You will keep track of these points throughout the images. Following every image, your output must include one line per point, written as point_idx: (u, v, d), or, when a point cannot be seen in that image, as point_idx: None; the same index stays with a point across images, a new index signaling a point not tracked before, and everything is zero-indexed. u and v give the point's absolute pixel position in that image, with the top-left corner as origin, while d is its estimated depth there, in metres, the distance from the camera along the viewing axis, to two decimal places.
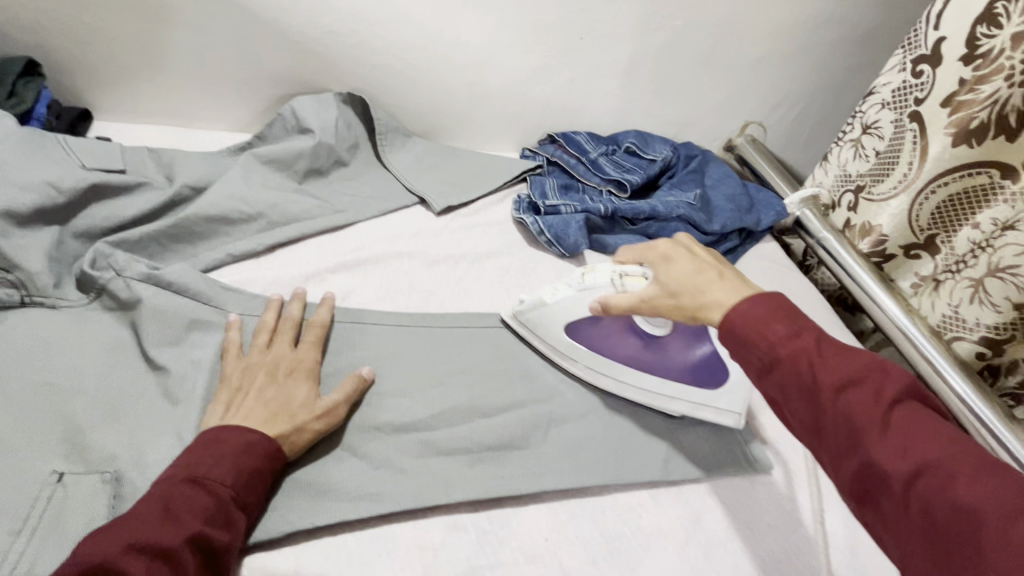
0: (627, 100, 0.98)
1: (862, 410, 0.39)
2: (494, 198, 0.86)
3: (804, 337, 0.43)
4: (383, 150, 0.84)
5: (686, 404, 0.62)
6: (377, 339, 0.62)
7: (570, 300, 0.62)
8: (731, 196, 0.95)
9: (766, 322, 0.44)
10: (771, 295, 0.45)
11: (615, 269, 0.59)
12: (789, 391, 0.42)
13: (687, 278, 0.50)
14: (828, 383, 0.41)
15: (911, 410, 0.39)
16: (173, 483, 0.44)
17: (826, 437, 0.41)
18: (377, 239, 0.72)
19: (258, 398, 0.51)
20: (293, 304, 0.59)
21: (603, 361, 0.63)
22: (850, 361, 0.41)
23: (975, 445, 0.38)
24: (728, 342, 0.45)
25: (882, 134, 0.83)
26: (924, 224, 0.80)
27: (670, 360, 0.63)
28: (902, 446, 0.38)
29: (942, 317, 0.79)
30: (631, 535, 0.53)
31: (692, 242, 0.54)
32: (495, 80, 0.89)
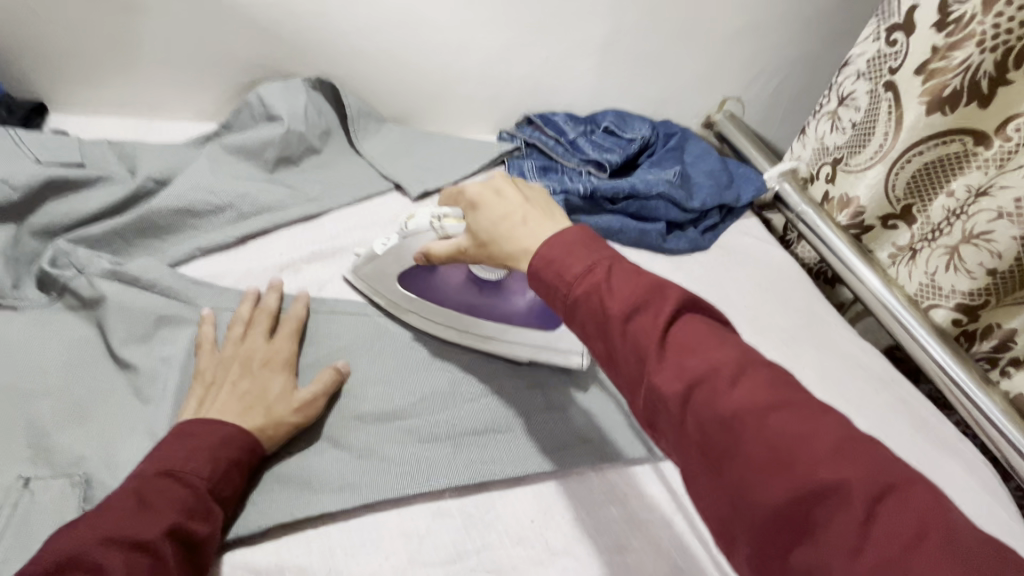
0: (603, 78, 0.97)
1: (643, 334, 0.38)
2: (471, 181, 0.84)
3: (597, 269, 0.41)
4: (356, 136, 0.82)
5: (527, 349, 0.61)
6: (354, 330, 0.61)
7: (395, 248, 0.59)
8: (710, 173, 0.95)
9: (564, 261, 0.42)
10: (572, 232, 0.44)
11: (431, 213, 0.56)
12: (586, 325, 0.41)
13: (492, 224, 0.48)
14: (615, 312, 0.39)
15: (689, 326, 0.38)
16: (144, 478, 0.43)
17: (617, 367, 0.40)
18: (353, 228, 0.71)
19: (232, 391, 0.51)
20: (270, 295, 0.58)
21: (439, 308, 0.62)
22: (637, 285, 0.40)
23: (745, 347, 0.37)
24: (540, 284, 0.44)
25: (858, 105, 0.84)
26: (900, 193, 0.81)
27: (507, 303, 0.62)
28: (677, 365, 0.37)
29: (919, 287, 0.79)
30: (617, 513, 0.53)
31: (503, 181, 0.50)
32: (468, 61, 0.87)
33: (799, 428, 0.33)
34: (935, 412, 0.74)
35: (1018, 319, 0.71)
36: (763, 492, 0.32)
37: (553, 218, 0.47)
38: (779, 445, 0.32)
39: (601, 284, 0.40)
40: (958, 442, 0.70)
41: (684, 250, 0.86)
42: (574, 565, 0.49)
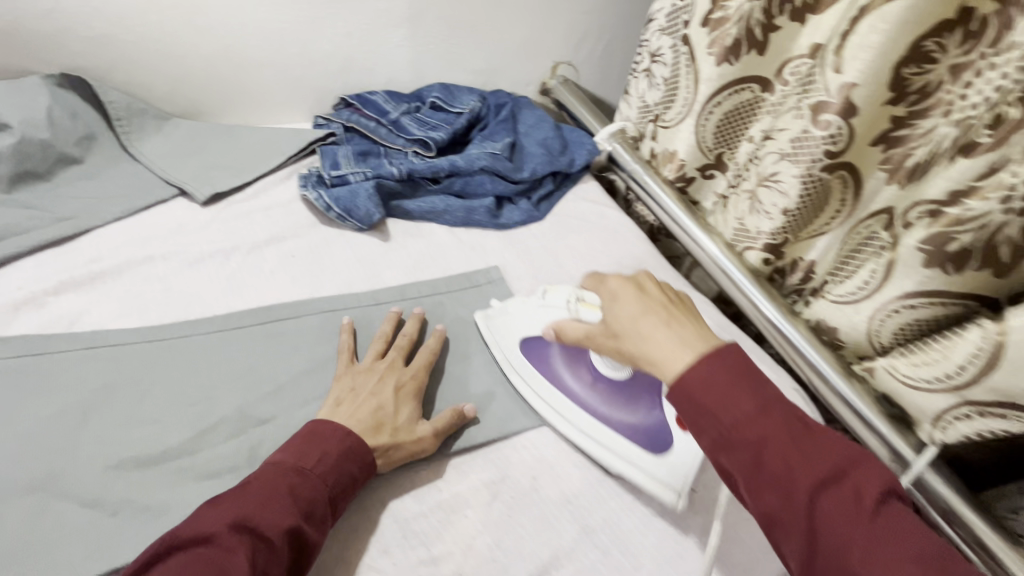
0: (418, 50, 0.91)
1: (840, 514, 0.38)
2: (277, 177, 0.76)
3: (766, 417, 0.41)
4: (128, 139, 0.71)
5: (622, 463, 0.55)
6: (113, 363, 0.52)
7: (529, 309, 0.63)
8: (543, 141, 0.93)
9: (732, 401, 0.42)
10: (726, 355, 0.43)
11: (574, 294, 0.60)
12: (760, 481, 0.40)
13: (632, 321, 0.49)
14: (805, 483, 0.39)
15: (890, 513, 0.39)
16: (280, 469, 0.45)
17: (794, 531, 0.39)
18: (122, 246, 0.62)
19: (368, 405, 0.52)
20: (410, 323, 0.61)
21: (547, 387, 0.60)
22: (825, 454, 0.40)
23: (939, 545, 0.38)
24: (686, 408, 0.43)
25: (665, 60, 0.85)
26: (710, 143, 0.83)
27: (615, 406, 0.58)
28: (888, 562, 0.37)
29: (735, 232, 0.83)
30: (428, 514, 0.50)
31: (649, 282, 0.52)
32: (257, 41, 0.79)
33: None
34: (755, 349, 0.78)
35: (813, 251, 0.75)
36: None
37: (702, 331, 0.47)
38: None
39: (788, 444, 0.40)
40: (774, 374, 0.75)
41: (519, 222, 0.83)
42: None
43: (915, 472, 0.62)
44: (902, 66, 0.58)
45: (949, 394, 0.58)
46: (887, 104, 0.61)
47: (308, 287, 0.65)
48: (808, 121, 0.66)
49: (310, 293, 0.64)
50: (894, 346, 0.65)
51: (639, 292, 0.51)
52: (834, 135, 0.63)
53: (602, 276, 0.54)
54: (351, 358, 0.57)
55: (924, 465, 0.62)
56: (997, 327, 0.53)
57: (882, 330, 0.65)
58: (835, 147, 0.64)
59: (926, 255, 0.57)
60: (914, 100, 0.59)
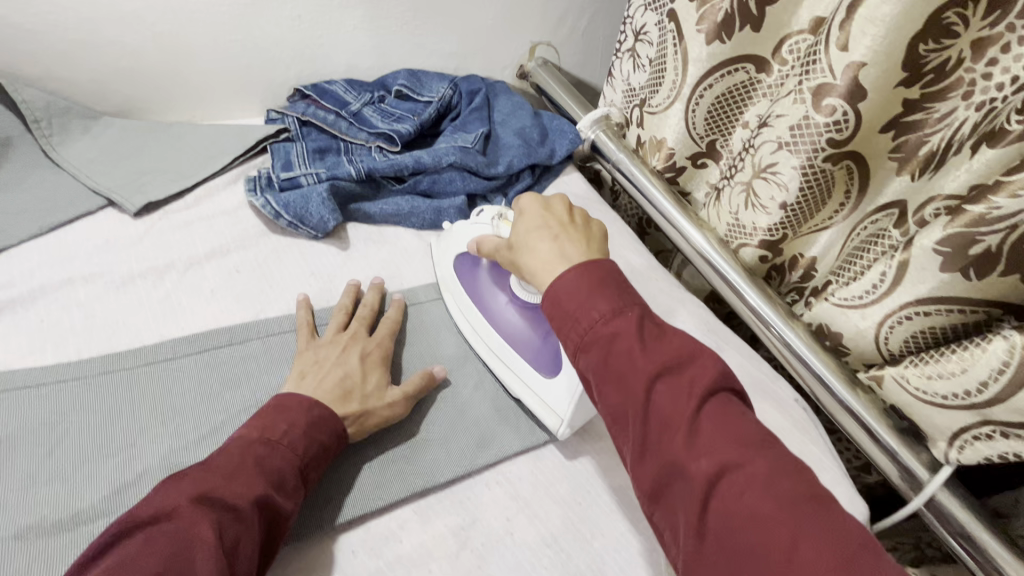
0: (380, 33, 0.83)
1: (670, 402, 0.37)
2: (222, 180, 0.68)
3: (625, 316, 0.41)
4: (50, 144, 0.64)
5: (519, 383, 0.56)
6: (21, 409, 0.45)
7: (465, 225, 0.63)
8: (519, 131, 0.86)
9: (590, 300, 0.41)
10: (597, 267, 0.43)
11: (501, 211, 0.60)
12: (605, 376, 0.39)
13: (527, 234, 0.49)
14: (643, 372, 0.38)
15: (721, 407, 0.37)
16: (246, 440, 0.42)
17: (629, 423, 0.38)
18: (37, 268, 0.54)
19: (333, 376, 0.50)
20: (370, 293, 0.60)
21: (468, 305, 0.61)
22: (669, 351, 0.39)
23: (771, 442, 0.36)
24: (550, 312, 0.43)
25: (650, 39, 0.78)
26: (701, 131, 0.76)
27: (523, 327, 0.58)
28: (703, 444, 0.36)
29: (728, 227, 0.76)
30: (386, 570, 0.44)
31: (558, 202, 0.51)
32: (193, 28, 0.70)
33: (820, 544, 0.31)
34: (752, 355, 0.72)
35: (815, 248, 0.69)
36: None
37: (591, 249, 0.47)
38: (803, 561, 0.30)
39: (632, 335, 0.39)
40: (772, 382, 0.69)
41: None
42: None
43: (928, 493, 0.57)
44: (918, 42, 0.50)
45: (967, 412, 0.52)
46: (900, 86, 0.53)
47: (254, 306, 0.58)
48: (809, 107, 0.58)
49: (256, 313, 0.57)
50: (904, 355, 0.59)
51: (545, 210, 0.51)
52: (838, 122, 0.56)
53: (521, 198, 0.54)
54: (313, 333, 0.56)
55: (939, 484, 0.57)
56: None
57: (891, 338, 0.59)
58: (838, 136, 0.57)
59: (944, 258, 0.50)
60: (929, 80, 0.52)
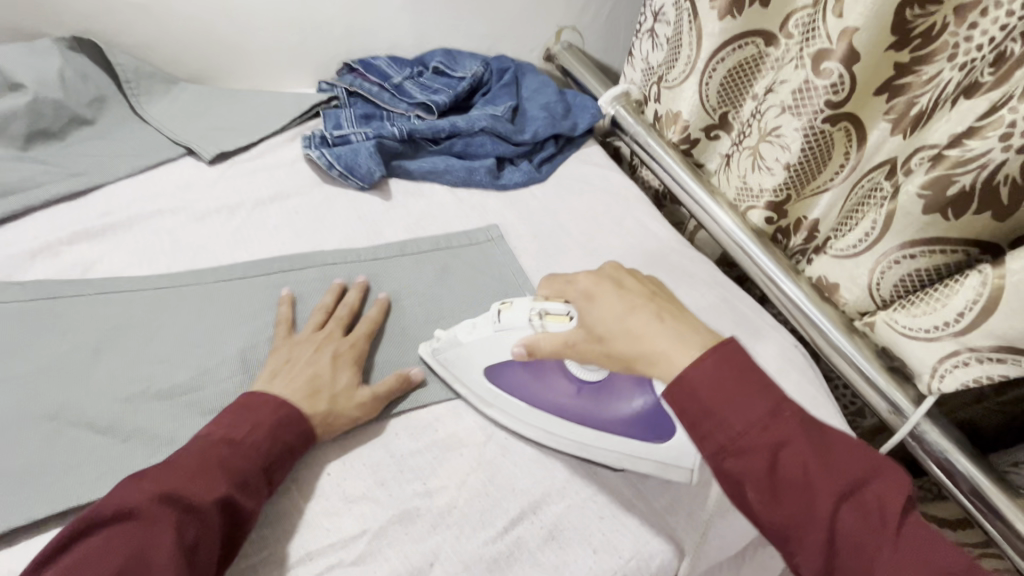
0: (420, 14, 0.91)
1: (861, 526, 0.37)
2: (281, 138, 0.77)
3: (785, 425, 0.39)
4: (137, 102, 0.73)
5: (626, 462, 0.51)
6: (124, 306, 0.54)
7: (487, 339, 0.54)
8: (545, 104, 0.93)
9: (745, 406, 0.40)
10: (732, 356, 0.41)
11: (533, 307, 0.51)
12: (777, 495, 0.38)
13: (617, 320, 0.45)
14: (825, 493, 0.37)
15: (910, 523, 0.37)
16: (208, 443, 0.43)
17: (807, 540, 0.38)
18: (131, 201, 0.64)
19: (302, 372, 0.51)
20: (352, 292, 0.60)
21: (528, 411, 0.54)
22: (845, 467, 0.39)
23: (963, 553, 0.36)
24: (690, 418, 0.41)
25: (668, 19, 0.85)
26: (713, 103, 0.83)
27: (602, 407, 0.53)
28: (904, 571, 0.35)
29: (737, 192, 0.82)
30: (425, 451, 0.51)
31: (624, 278, 0.48)
32: (258, 4, 0.79)
33: None
34: (756, 307, 0.78)
35: (817, 210, 0.74)
36: None
37: (694, 326, 0.44)
38: None
39: (807, 455, 0.38)
40: (774, 331, 0.75)
41: (520, 183, 0.84)
42: (373, 509, 0.47)
43: (913, 421, 0.62)
44: (906, 8, 0.56)
45: (950, 340, 0.58)
46: (890, 49, 0.59)
47: (311, 242, 0.66)
48: (810, 71, 0.65)
49: (312, 247, 0.66)
50: (894, 300, 0.64)
51: (617, 288, 0.47)
52: (835, 84, 0.62)
53: (572, 278, 0.49)
54: (291, 327, 0.56)
55: (922, 415, 0.62)
56: (996, 271, 0.52)
57: (883, 283, 0.64)
58: (836, 97, 0.63)
59: (926, 202, 0.56)
60: (917, 44, 0.58)
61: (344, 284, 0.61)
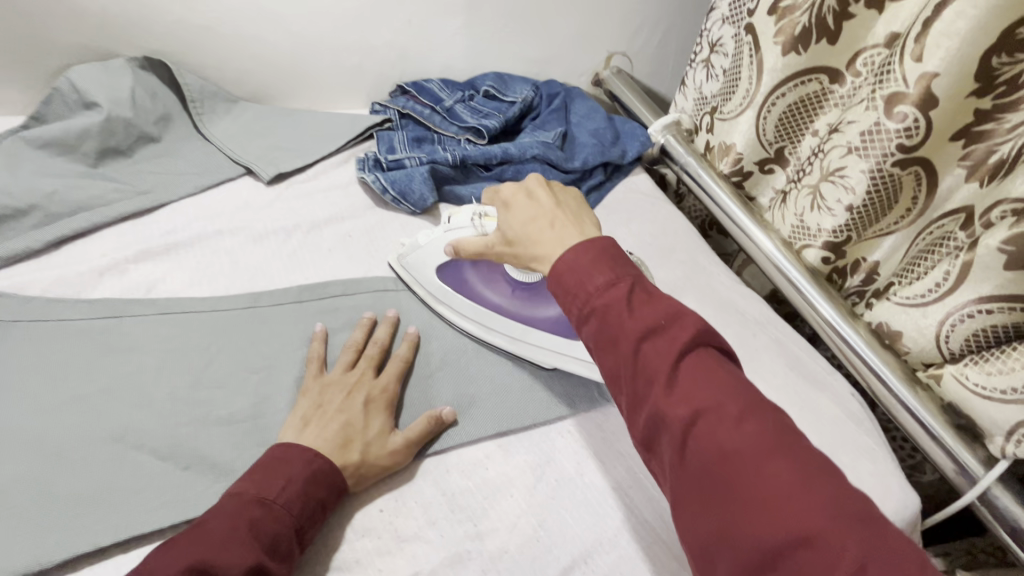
0: (474, 38, 0.92)
1: (656, 359, 0.38)
2: (336, 159, 0.79)
3: (622, 287, 0.41)
4: (201, 121, 0.75)
5: (553, 356, 0.60)
6: (186, 328, 0.55)
7: (438, 239, 0.60)
8: (595, 132, 0.92)
9: (587, 273, 0.42)
10: (595, 242, 0.44)
11: (474, 210, 0.56)
12: (600, 340, 0.41)
13: (521, 227, 0.49)
14: (630, 331, 0.39)
15: (704, 360, 0.38)
16: (241, 500, 0.42)
17: (623, 381, 0.40)
18: (193, 220, 0.65)
19: (334, 420, 0.49)
20: (382, 328, 0.58)
21: (473, 308, 0.62)
22: (659, 313, 0.40)
23: (751, 389, 0.37)
24: (554, 292, 0.44)
25: (726, 50, 0.84)
26: (771, 137, 0.81)
27: (538, 305, 0.60)
28: (685, 393, 0.37)
29: (792, 229, 0.80)
30: (475, 490, 0.51)
31: (540, 186, 0.51)
32: (319, 28, 0.81)
33: (790, 481, 0.32)
34: (809, 350, 0.75)
35: (877, 252, 0.72)
36: (750, 536, 0.32)
37: (585, 229, 0.47)
38: (781, 499, 0.32)
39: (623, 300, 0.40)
40: (828, 376, 0.72)
41: None
42: (424, 550, 0.46)
43: (981, 486, 0.59)
44: (992, 55, 0.54)
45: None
46: (971, 96, 0.57)
47: (364, 266, 0.67)
48: (881, 114, 0.63)
49: (365, 272, 0.66)
50: (963, 353, 0.61)
51: (531, 198, 0.51)
52: (909, 128, 0.60)
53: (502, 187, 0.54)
54: (322, 365, 0.54)
55: (991, 480, 0.59)
56: None
57: (952, 336, 0.61)
58: (909, 141, 0.61)
59: (1009, 257, 0.54)
60: (1001, 92, 0.55)
61: (374, 318, 0.59)
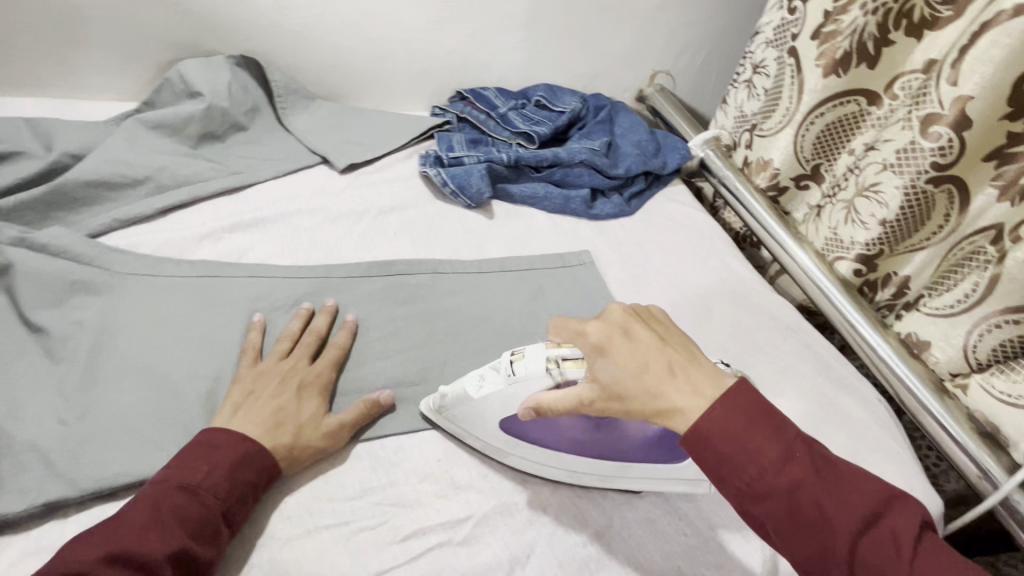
0: (531, 52, 0.99)
1: (876, 552, 0.38)
2: (400, 154, 0.86)
3: (796, 463, 0.40)
4: (284, 114, 0.84)
5: (650, 484, 0.52)
6: (273, 291, 0.62)
7: (500, 392, 0.49)
8: (637, 143, 0.98)
9: (758, 448, 0.41)
10: (751, 402, 0.42)
11: (548, 354, 0.48)
12: (791, 527, 0.40)
13: (637, 377, 0.43)
14: (841, 524, 0.38)
15: (919, 543, 0.38)
16: (162, 489, 0.42)
17: (835, 574, 0.39)
18: (277, 200, 0.72)
19: (265, 405, 0.50)
20: (319, 318, 0.60)
21: (551, 454, 0.52)
22: (853, 493, 0.40)
23: (968, 563, 0.38)
24: (703, 455, 0.41)
25: (768, 72, 0.88)
26: (808, 154, 0.85)
27: (621, 435, 0.51)
28: None
29: (826, 241, 0.83)
30: None
31: (627, 318, 0.46)
32: (393, 36, 0.89)
33: None
34: (838, 356, 0.79)
35: (909, 267, 0.75)
36: None
37: (708, 374, 0.44)
38: None
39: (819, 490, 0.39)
40: (857, 382, 0.75)
41: (610, 215, 0.89)
42: (477, 497, 0.51)
43: (1004, 492, 0.59)
44: None
45: None
46: (1005, 119, 0.61)
47: (425, 249, 0.73)
48: (917, 133, 0.67)
49: (426, 254, 0.73)
50: (990, 363, 0.66)
51: (626, 336, 0.45)
52: (943, 147, 0.64)
53: (581, 323, 0.45)
54: (258, 352, 0.55)
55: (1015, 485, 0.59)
56: None
57: (980, 347, 0.66)
58: (942, 160, 0.65)
59: None
60: None
61: (311, 309, 0.60)
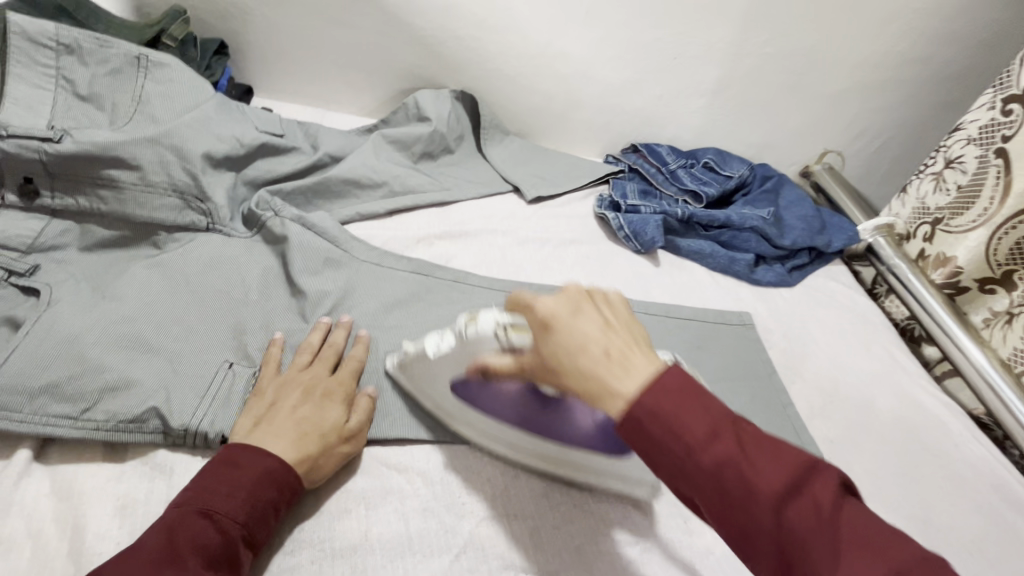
0: (709, 118, 1.04)
1: (808, 525, 0.32)
2: (578, 194, 0.93)
3: (722, 435, 0.36)
4: (485, 143, 0.94)
5: (590, 472, 0.54)
6: (475, 297, 0.69)
7: (450, 354, 0.50)
8: (803, 217, 0.96)
9: (682, 420, 0.36)
10: (674, 374, 0.37)
11: (497, 319, 0.47)
12: (716, 503, 0.35)
13: (572, 355, 0.39)
14: (762, 493, 0.33)
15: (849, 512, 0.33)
16: (182, 512, 0.41)
17: (764, 550, 0.34)
18: (475, 217, 0.82)
19: (289, 415, 0.49)
20: (338, 332, 0.59)
21: (491, 419, 0.54)
22: (782, 459, 0.35)
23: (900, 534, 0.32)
24: (638, 442, 0.37)
25: (965, 168, 0.86)
26: (1001, 258, 0.81)
27: (572, 422, 0.51)
28: (853, 555, 0.31)
29: (1014, 352, 0.79)
30: None
31: (580, 294, 0.42)
32: (590, 88, 0.98)
33: None
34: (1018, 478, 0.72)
35: None
36: None
37: (645, 355, 0.39)
38: None
39: (738, 458, 0.34)
40: None
41: (770, 283, 0.89)
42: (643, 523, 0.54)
43: None
44: None
45: None
46: None
47: (598, 283, 0.80)
48: None
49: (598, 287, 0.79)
50: None
51: (575, 312, 0.41)
52: None
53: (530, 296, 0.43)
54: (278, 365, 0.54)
55: None
56: None
57: None
58: None
59: None
60: None
61: (330, 323, 0.59)
